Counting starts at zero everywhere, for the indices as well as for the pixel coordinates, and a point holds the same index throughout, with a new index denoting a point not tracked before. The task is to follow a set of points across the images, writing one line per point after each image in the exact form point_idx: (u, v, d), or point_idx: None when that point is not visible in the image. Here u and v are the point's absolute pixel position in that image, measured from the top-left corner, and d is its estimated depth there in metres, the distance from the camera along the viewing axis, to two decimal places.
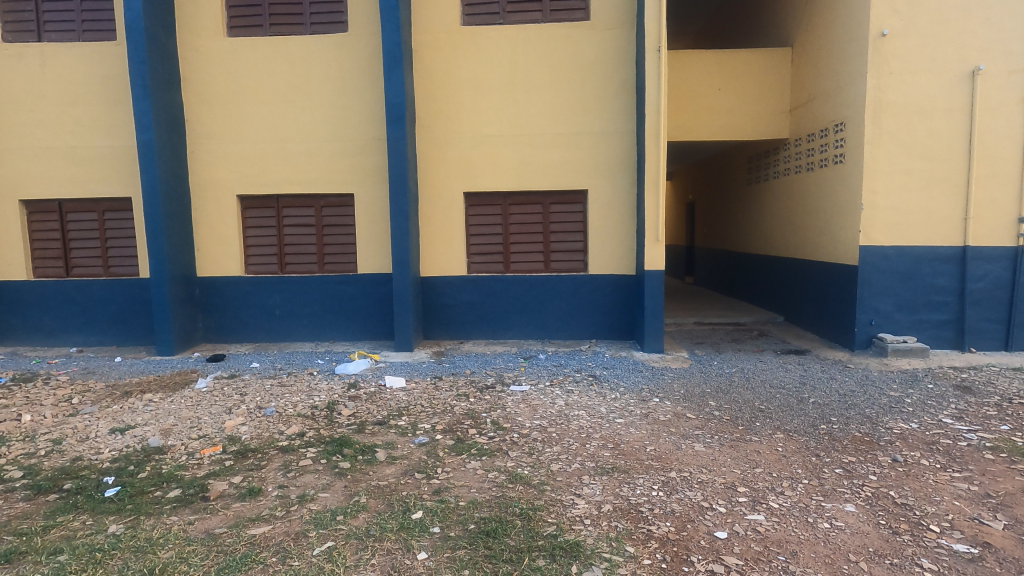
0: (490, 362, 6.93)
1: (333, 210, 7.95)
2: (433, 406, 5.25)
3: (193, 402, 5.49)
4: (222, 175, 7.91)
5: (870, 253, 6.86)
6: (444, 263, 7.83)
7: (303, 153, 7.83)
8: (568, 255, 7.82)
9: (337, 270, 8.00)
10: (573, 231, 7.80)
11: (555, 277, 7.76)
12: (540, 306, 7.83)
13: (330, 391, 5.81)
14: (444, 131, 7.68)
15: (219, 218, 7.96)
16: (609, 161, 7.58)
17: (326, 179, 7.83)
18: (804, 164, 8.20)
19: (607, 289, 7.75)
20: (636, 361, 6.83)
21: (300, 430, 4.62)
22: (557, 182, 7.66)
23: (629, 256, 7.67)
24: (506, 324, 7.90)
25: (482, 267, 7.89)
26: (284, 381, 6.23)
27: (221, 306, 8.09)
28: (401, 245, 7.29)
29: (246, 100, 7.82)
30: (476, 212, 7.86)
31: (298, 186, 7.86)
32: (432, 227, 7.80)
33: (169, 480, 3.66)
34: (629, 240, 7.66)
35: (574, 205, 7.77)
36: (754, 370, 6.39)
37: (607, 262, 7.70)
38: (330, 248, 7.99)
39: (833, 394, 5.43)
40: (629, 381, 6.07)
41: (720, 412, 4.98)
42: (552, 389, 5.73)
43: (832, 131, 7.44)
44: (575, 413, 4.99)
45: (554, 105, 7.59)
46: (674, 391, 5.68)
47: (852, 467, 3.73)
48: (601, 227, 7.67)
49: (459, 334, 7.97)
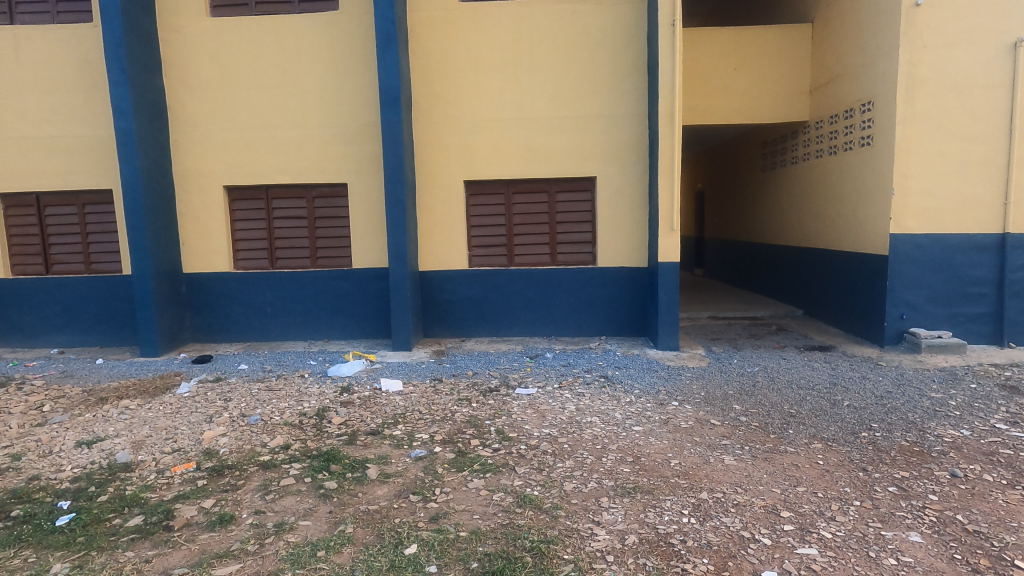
0: (493, 362, 6.48)
1: (325, 201, 7.50)
2: (432, 413, 4.80)
3: (172, 410, 5.06)
4: (207, 165, 7.45)
5: (901, 242, 6.37)
6: (444, 256, 7.38)
7: (293, 141, 7.35)
8: (576, 247, 7.36)
9: (331, 265, 7.55)
10: (581, 221, 7.33)
11: (563, 271, 7.30)
12: (546, 301, 7.38)
13: (322, 395, 5.37)
14: (443, 116, 7.20)
15: (206, 211, 7.52)
16: (619, 146, 7.09)
17: (318, 168, 7.36)
18: (826, 148, 7.70)
19: (617, 283, 7.28)
20: (650, 360, 6.37)
21: (284, 442, 4.18)
22: (563, 169, 7.18)
23: (641, 247, 7.20)
24: (511, 321, 7.45)
25: (484, 260, 7.44)
26: (272, 384, 5.79)
27: (210, 304, 7.66)
28: (398, 237, 6.84)
29: (232, 84, 7.35)
30: (477, 202, 7.40)
31: (288, 176, 7.40)
32: (431, 218, 7.34)
33: (131, 505, 3.23)
34: (641, 231, 7.18)
35: (582, 193, 7.30)
36: (779, 369, 5.93)
37: (617, 253, 7.23)
38: (323, 241, 7.54)
39: (869, 397, 4.96)
40: (645, 382, 5.61)
41: (748, 418, 4.53)
42: (561, 392, 5.28)
43: (858, 111, 6.95)
44: (587, 420, 4.55)
45: (560, 87, 7.10)
46: (694, 393, 5.23)
47: (908, 485, 3.28)
48: (611, 217, 7.20)
49: (460, 332, 7.52)
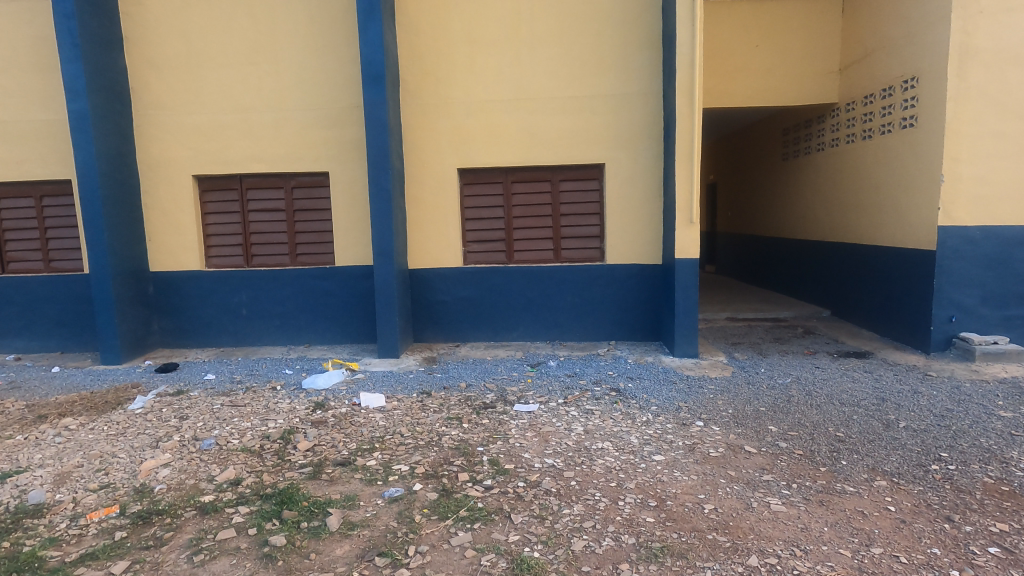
0: (490, 371, 5.78)
1: (305, 192, 6.79)
2: (416, 436, 4.11)
3: (116, 431, 4.38)
4: (175, 153, 6.75)
5: (951, 235, 5.64)
6: (436, 253, 6.68)
7: (269, 125, 6.65)
8: (582, 242, 6.65)
9: (313, 263, 6.86)
10: (587, 213, 6.61)
11: (567, 269, 6.59)
12: (549, 302, 6.67)
13: (291, 413, 4.68)
14: (434, 96, 6.48)
15: (174, 203, 6.83)
16: (630, 129, 6.36)
17: (297, 155, 6.66)
18: (859, 131, 6.96)
19: (628, 282, 6.56)
20: (666, 369, 5.65)
21: (235, 476, 3.50)
22: (568, 155, 6.46)
23: (655, 242, 6.47)
24: (510, 324, 6.75)
25: (480, 257, 6.74)
26: (238, 398, 5.11)
27: (179, 306, 6.98)
28: (384, 232, 6.13)
29: (201, 63, 6.64)
30: (472, 193, 6.69)
31: (264, 164, 6.70)
32: (421, 211, 6.63)
33: (22, 570, 2.56)
34: (654, 224, 6.45)
35: (589, 182, 6.57)
36: (815, 381, 5.20)
37: (628, 249, 6.51)
38: (303, 237, 6.84)
39: (927, 416, 4.24)
40: (662, 397, 4.89)
41: (789, 445, 3.82)
42: (567, 409, 4.58)
43: (898, 88, 6.21)
44: (598, 446, 3.85)
45: (564, 63, 6.38)
46: (720, 411, 4.52)
47: (1013, 545, 2.57)
48: (621, 208, 6.47)
49: (455, 336, 6.82)
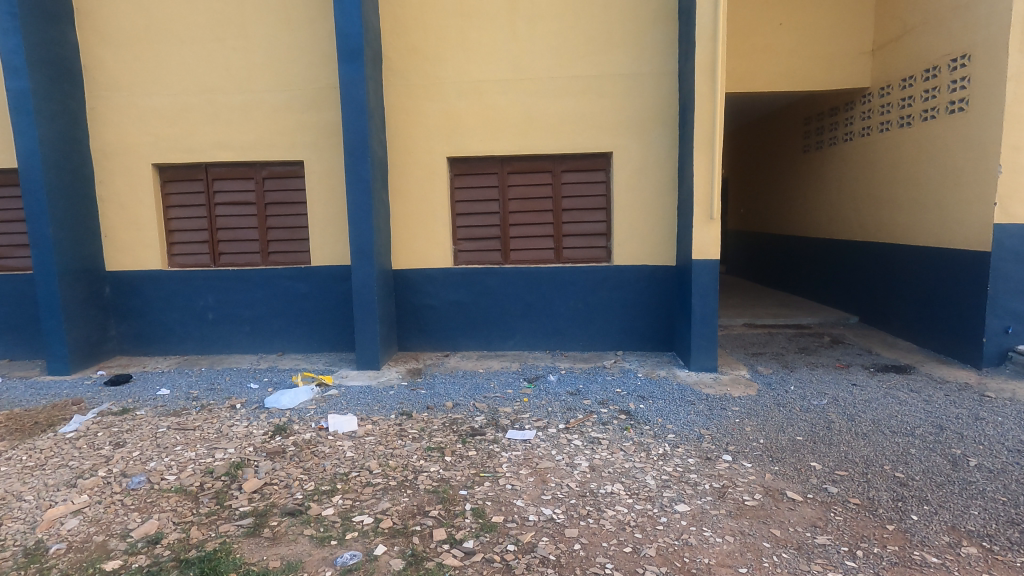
0: (482, 387, 5.09)
1: (277, 183, 6.09)
2: (388, 473, 3.43)
3: (35, 462, 3.70)
4: (132, 139, 6.05)
5: (1008, 235, 4.94)
6: (423, 251, 5.99)
7: (237, 108, 5.94)
8: (586, 240, 5.95)
9: (286, 263, 6.17)
10: (593, 208, 5.92)
11: (569, 270, 5.89)
12: (549, 308, 5.97)
13: (246, 440, 4.00)
14: (421, 76, 5.78)
15: (132, 195, 6.13)
16: (642, 114, 5.65)
17: (268, 142, 5.95)
18: (895, 118, 6.25)
19: (637, 286, 5.87)
20: (682, 386, 4.94)
21: (155, 532, 2.83)
22: (572, 143, 5.75)
23: (668, 240, 5.77)
24: (506, 332, 6.05)
25: (472, 257, 6.06)
26: (189, 419, 4.43)
27: (139, 309, 6.29)
28: (363, 228, 5.43)
29: (161, 38, 5.94)
30: (464, 185, 5.99)
31: (231, 152, 6.00)
32: (407, 205, 5.93)
33: None
34: (668, 221, 5.75)
35: (594, 173, 5.87)
36: (856, 402, 4.49)
37: (638, 248, 5.81)
38: (276, 233, 6.15)
39: (1000, 451, 3.55)
40: (680, 421, 4.20)
41: (841, 490, 3.13)
42: (568, 438, 3.90)
43: (946, 68, 5.50)
44: (607, 490, 3.17)
45: (568, 39, 5.66)
46: (751, 441, 3.82)
47: None
48: (630, 203, 5.77)
49: (444, 345, 6.14)
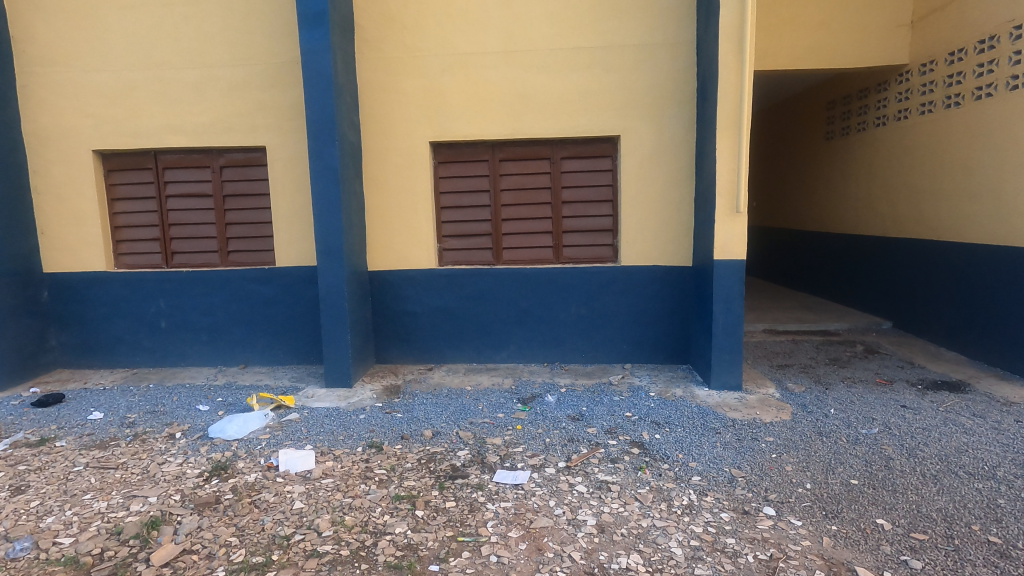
0: (469, 410, 4.35)
1: (237, 172, 5.33)
2: (342, 537, 2.70)
3: None
4: (70, 122, 5.28)
5: None
6: (403, 250, 5.24)
7: (188, 85, 5.17)
8: (589, 237, 5.21)
9: (248, 263, 5.42)
10: (597, 200, 5.17)
11: (570, 271, 5.15)
12: (548, 314, 5.24)
13: (176, 483, 3.27)
14: (400, 47, 5.02)
15: (71, 186, 5.37)
16: (654, 91, 4.90)
17: (225, 125, 5.19)
18: (941, 97, 5.52)
19: (649, 289, 5.13)
20: (703, 409, 4.21)
21: None
22: (573, 125, 5.00)
23: (685, 237, 5.02)
24: (498, 342, 5.32)
25: (459, 256, 5.32)
26: (115, 453, 3.69)
27: (82, 316, 5.55)
28: (331, 224, 4.67)
29: (102, 4, 5.16)
30: (450, 174, 5.23)
31: (183, 136, 5.23)
32: (384, 197, 5.18)
33: None
34: (685, 214, 5.00)
35: (599, 160, 5.12)
36: (913, 431, 3.75)
37: (649, 247, 5.07)
38: (236, 229, 5.40)
39: None
40: (705, 458, 3.46)
41: (927, 566, 2.41)
42: (569, 482, 3.17)
43: (1008, 38, 4.77)
44: (622, 565, 2.45)
45: (569, 3, 4.90)
46: (797, 487, 3.09)
47: None
48: (641, 193, 5.01)
49: (427, 356, 5.40)
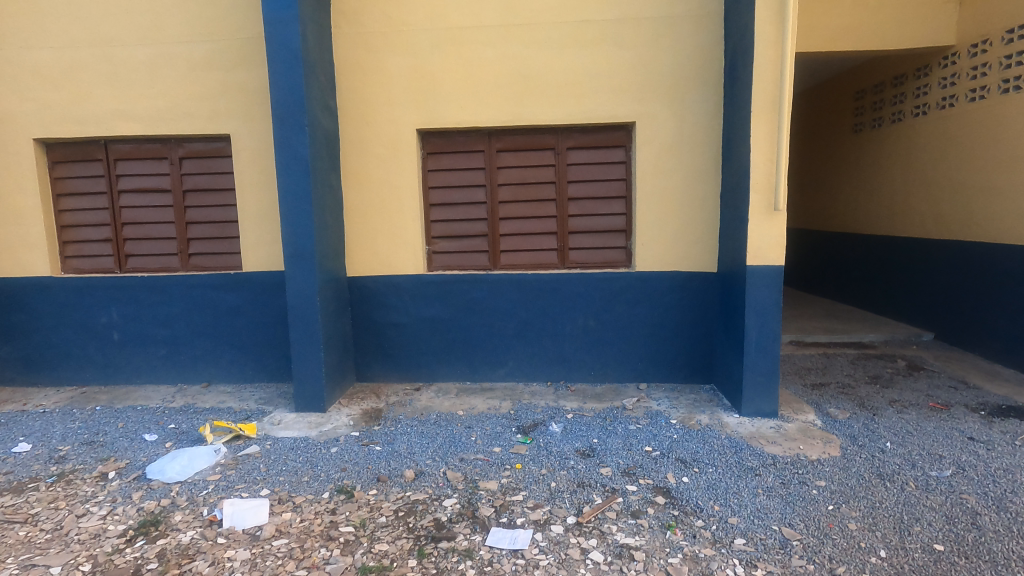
0: (460, 441, 3.71)
1: (199, 164, 4.70)
2: None
3: None
4: (8, 106, 4.64)
5: None
6: (387, 254, 4.61)
7: (142, 65, 4.52)
8: (599, 239, 4.58)
9: (212, 268, 4.78)
10: (609, 196, 4.53)
11: (577, 278, 4.51)
12: (552, 327, 4.60)
13: (90, 546, 2.63)
14: (384, 20, 4.37)
15: (10, 179, 4.73)
16: (675, 71, 4.26)
17: (184, 110, 4.54)
18: (996, 81, 4.89)
19: (667, 299, 4.49)
20: (736, 443, 3.58)
21: None
22: (581, 111, 4.36)
23: (709, 239, 4.38)
24: (495, 358, 4.68)
25: (451, 260, 4.68)
26: (27, 500, 3.05)
27: (25, 327, 4.90)
28: (301, 224, 4.02)
29: None
30: (440, 166, 4.60)
31: (136, 123, 4.59)
32: (365, 193, 4.54)
33: None
34: (709, 213, 4.36)
35: (611, 151, 4.48)
36: (995, 475, 3.11)
37: (667, 250, 4.43)
38: (197, 229, 4.76)
39: None
40: (748, 511, 2.82)
41: None
42: (583, 549, 2.54)
43: None
44: None
45: None
46: (871, 557, 2.44)
47: None
48: (660, 189, 4.37)
49: (415, 374, 4.76)
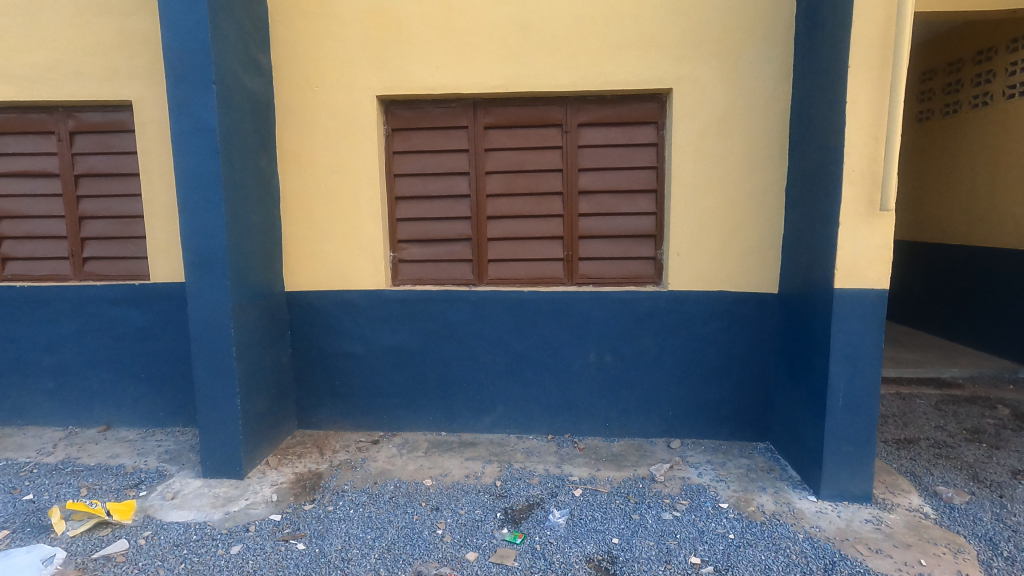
0: (420, 537, 2.57)
1: (96, 142, 3.59)
2: None
3: None
4: None
5: None
6: (338, 262, 3.49)
7: (16, 8, 3.41)
8: (618, 247, 3.46)
9: (113, 276, 3.67)
10: (634, 190, 3.39)
11: (589, 298, 3.38)
12: (554, 363, 3.47)
13: None
14: None
15: None
16: (727, 18, 3.12)
17: (71, 70, 3.43)
18: None
19: (709, 329, 3.35)
20: (824, 552, 2.43)
21: None
22: (598, 75, 3.23)
23: (769, 249, 3.25)
24: (479, 402, 3.56)
25: (423, 271, 3.57)
26: None
27: None
28: (206, 224, 2.87)
29: None
30: (410, 147, 3.47)
31: (9, 86, 3.47)
32: (309, 181, 3.43)
33: None
34: (771, 213, 3.22)
35: (637, 128, 3.35)
36: None
37: (711, 264, 3.29)
38: (95, 226, 3.65)
39: None
40: None
41: None
42: None
43: None
44: None
45: None
46: None
47: None
48: (704, 180, 3.23)
49: (375, 420, 3.65)
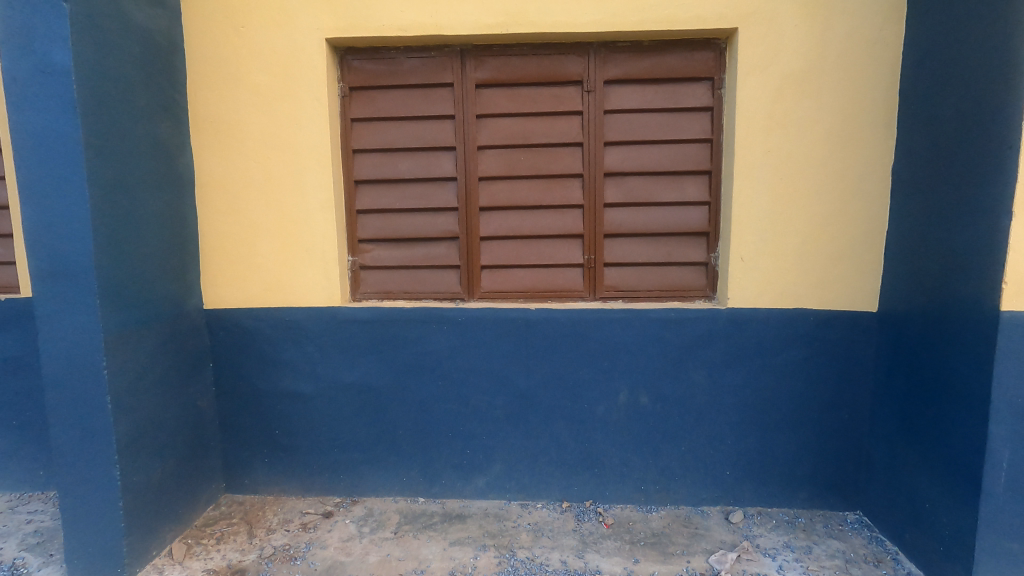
0: None
1: None
2: None
3: None
4: None
5: None
6: (276, 270, 2.55)
7: None
8: (657, 249, 2.56)
9: None
10: (679, 171, 2.50)
11: (619, 320, 2.48)
12: (571, 407, 2.57)
13: None
14: None
15: None
16: None
17: None
18: None
19: (783, 361, 2.46)
20: None
21: None
22: (636, 11, 2.32)
23: (868, 253, 2.36)
24: (469, 458, 2.65)
25: (394, 281, 2.66)
26: None
27: None
28: (62, 215, 1.92)
29: None
30: (375, 113, 2.55)
31: None
32: (235, 159, 2.50)
33: None
34: (872, 204, 2.33)
35: (684, 87, 2.46)
36: None
37: (788, 273, 2.40)
38: None
39: None
40: None
41: None
42: None
43: None
44: None
45: None
46: None
47: None
48: (779, 157, 2.34)
49: (329, 482, 2.72)
